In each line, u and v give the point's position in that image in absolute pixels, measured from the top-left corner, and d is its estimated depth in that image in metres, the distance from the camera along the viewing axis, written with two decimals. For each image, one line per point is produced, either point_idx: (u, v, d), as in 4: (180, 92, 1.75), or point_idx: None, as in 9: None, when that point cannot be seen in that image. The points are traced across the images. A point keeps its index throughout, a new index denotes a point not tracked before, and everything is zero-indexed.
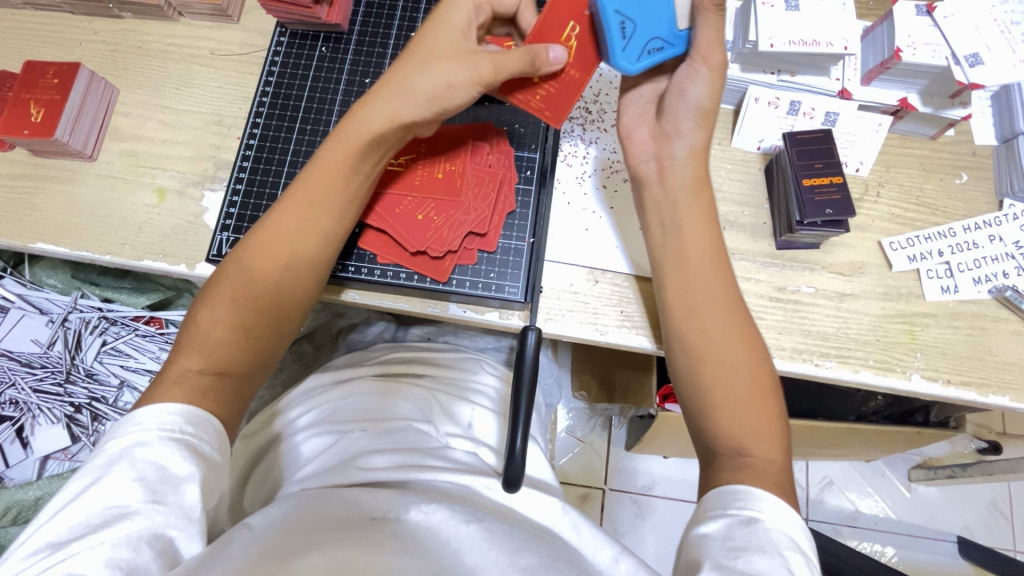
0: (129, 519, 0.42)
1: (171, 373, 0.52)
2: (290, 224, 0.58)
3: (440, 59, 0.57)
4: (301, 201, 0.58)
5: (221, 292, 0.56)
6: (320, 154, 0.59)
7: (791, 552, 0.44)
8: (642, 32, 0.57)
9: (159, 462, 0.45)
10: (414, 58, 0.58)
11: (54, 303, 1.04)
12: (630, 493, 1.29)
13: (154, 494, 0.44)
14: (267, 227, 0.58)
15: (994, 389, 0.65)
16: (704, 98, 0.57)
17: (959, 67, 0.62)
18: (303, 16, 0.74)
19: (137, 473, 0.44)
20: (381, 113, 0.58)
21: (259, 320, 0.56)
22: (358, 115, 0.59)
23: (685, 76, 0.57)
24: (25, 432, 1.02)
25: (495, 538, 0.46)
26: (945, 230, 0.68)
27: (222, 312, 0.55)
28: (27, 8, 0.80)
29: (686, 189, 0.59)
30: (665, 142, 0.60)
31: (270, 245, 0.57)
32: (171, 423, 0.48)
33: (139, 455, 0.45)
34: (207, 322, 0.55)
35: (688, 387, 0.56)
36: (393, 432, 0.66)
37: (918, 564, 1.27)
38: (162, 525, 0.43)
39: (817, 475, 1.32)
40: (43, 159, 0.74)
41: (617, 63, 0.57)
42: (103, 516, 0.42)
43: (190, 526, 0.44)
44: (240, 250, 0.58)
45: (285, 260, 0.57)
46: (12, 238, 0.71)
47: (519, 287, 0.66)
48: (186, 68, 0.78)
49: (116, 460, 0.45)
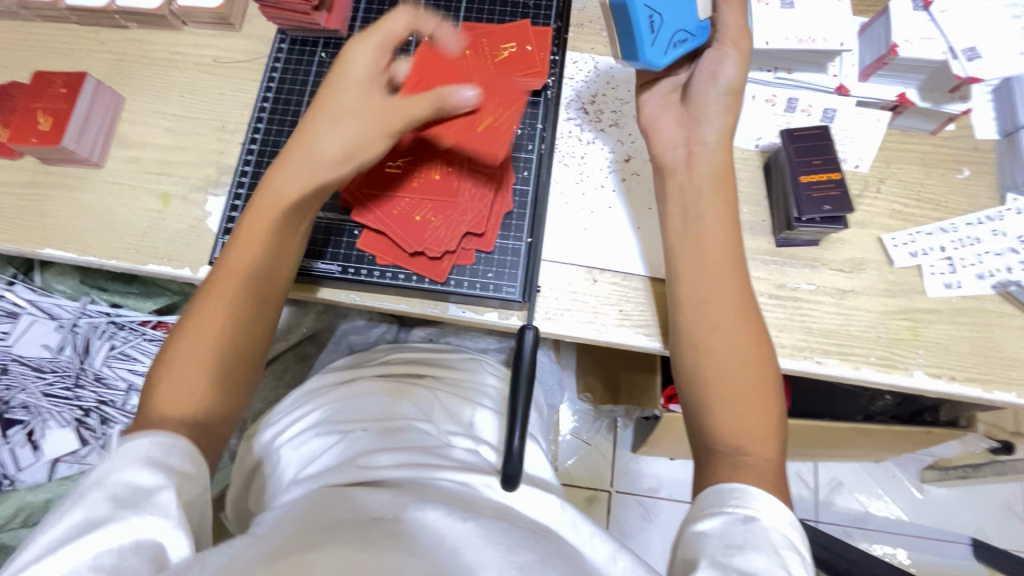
0: (102, 530, 0.39)
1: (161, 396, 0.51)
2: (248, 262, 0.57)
3: (357, 105, 0.60)
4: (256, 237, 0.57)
5: (206, 309, 0.54)
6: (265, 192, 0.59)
7: (787, 551, 0.44)
8: (668, 25, 0.58)
9: (125, 476, 0.43)
10: (350, 87, 0.60)
11: (63, 308, 1.05)
12: (637, 495, 1.29)
13: (125, 503, 0.41)
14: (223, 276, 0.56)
15: (999, 385, 0.64)
16: (735, 79, 0.60)
17: (957, 60, 0.62)
18: (302, 22, 0.75)
19: (106, 489, 0.42)
20: (334, 136, 0.59)
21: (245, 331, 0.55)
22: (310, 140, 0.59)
23: (714, 59, 0.60)
24: (35, 435, 1.04)
25: (491, 535, 0.47)
26: (947, 226, 0.68)
27: (207, 330, 0.53)
28: (37, 20, 0.82)
29: (712, 176, 0.59)
30: (692, 127, 0.60)
31: (244, 259, 0.56)
32: (135, 444, 0.46)
33: (107, 472, 0.43)
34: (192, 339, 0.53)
35: (688, 382, 0.56)
36: (397, 432, 0.66)
37: (931, 566, 1.25)
38: (142, 530, 0.40)
39: (825, 476, 1.31)
40: (51, 167, 0.76)
41: (647, 58, 0.59)
42: (74, 533, 0.39)
43: (173, 522, 0.41)
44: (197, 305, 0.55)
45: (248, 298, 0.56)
46: (21, 244, 0.73)
47: (517, 287, 0.67)
48: (190, 75, 0.79)
49: (83, 488, 0.43)
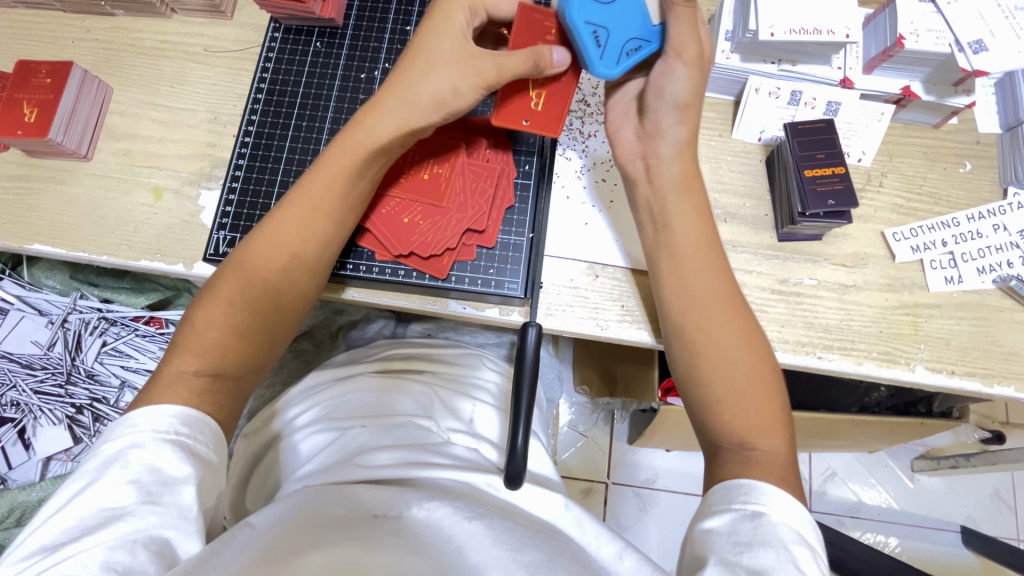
0: (124, 521, 0.42)
1: (165, 374, 0.52)
2: (260, 251, 0.57)
3: (446, 66, 0.57)
4: (280, 229, 0.57)
5: (221, 293, 0.55)
6: (301, 185, 0.59)
7: (797, 545, 0.43)
8: (615, 36, 0.56)
9: (155, 465, 0.45)
10: (416, 61, 0.59)
11: (53, 303, 1.04)
12: (634, 487, 1.29)
13: (149, 496, 0.43)
14: (237, 268, 0.57)
15: (998, 379, 0.64)
16: (684, 93, 0.57)
17: (962, 53, 0.61)
18: (296, 11, 0.73)
19: (131, 475, 0.44)
20: (389, 119, 0.58)
21: (262, 317, 0.56)
22: (363, 123, 0.59)
23: (662, 73, 0.57)
24: (27, 433, 1.02)
25: (497, 535, 0.46)
26: (949, 220, 0.67)
27: (218, 314, 0.55)
28: (19, 6, 0.79)
29: (675, 188, 0.58)
30: (648, 142, 0.60)
31: (255, 258, 0.57)
32: (166, 426, 0.47)
33: (134, 457, 0.45)
34: (204, 324, 0.54)
35: (689, 382, 0.55)
36: (395, 428, 0.66)
37: (921, 554, 1.27)
38: (157, 526, 0.42)
39: (820, 467, 1.32)
40: (38, 160, 0.74)
41: (597, 72, 0.57)
42: (97, 519, 0.42)
43: (186, 525, 0.44)
44: (210, 298, 0.55)
45: (255, 291, 0.56)
46: (9, 240, 0.71)
47: (519, 282, 0.66)
48: (180, 65, 0.77)
49: (110, 464, 0.45)
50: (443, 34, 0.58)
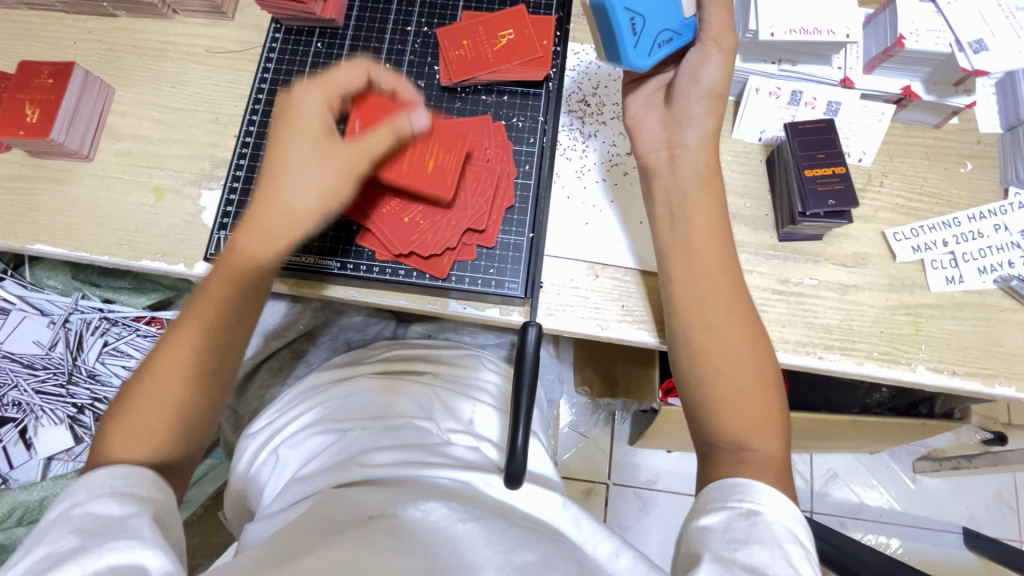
0: (74, 560, 0.38)
1: (135, 404, 0.51)
2: (161, 393, 0.52)
3: (307, 165, 0.57)
4: (174, 364, 0.53)
5: (125, 424, 0.51)
6: (188, 317, 0.55)
7: (792, 544, 0.43)
8: (651, 27, 0.56)
9: (93, 511, 0.42)
10: (270, 177, 0.57)
11: (55, 304, 1.04)
12: (634, 487, 1.29)
13: (95, 533, 0.40)
14: (135, 404, 0.51)
15: (999, 379, 0.64)
16: (718, 82, 0.58)
17: (962, 53, 0.61)
18: (297, 11, 0.73)
19: (68, 527, 0.41)
20: (270, 228, 0.57)
21: (201, 387, 0.53)
22: (233, 260, 0.56)
23: (697, 60, 0.58)
24: (28, 433, 1.03)
25: (493, 536, 0.46)
26: (949, 221, 0.67)
27: (131, 440, 0.50)
28: (21, 7, 0.79)
29: (698, 180, 0.59)
30: (675, 129, 0.60)
31: (153, 395, 0.52)
32: (94, 484, 0.45)
33: (69, 513, 0.42)
34: (114, 451, 0.49)
35: (688, 382, 0.55)
36: (395, 430, 0.66)
37: (923, 556, 1.26)
38: (112, 554, 0.39)
39: (821, 468, 1.32)
40: (40, 160, 0.74)
41: (630, 61, 0.56)
42: (43, 571, 0.38)
43: (150, 546, 0.40)
44: (113, 437, 0.50)
45: (168, 408, 0.52)
46: (11, 240, 0.71)
47: (519, 282, 0.66)
48: (182, 66, 0.77)
49: (44, 529, 0.42)
50: (306, 107, 0.59)
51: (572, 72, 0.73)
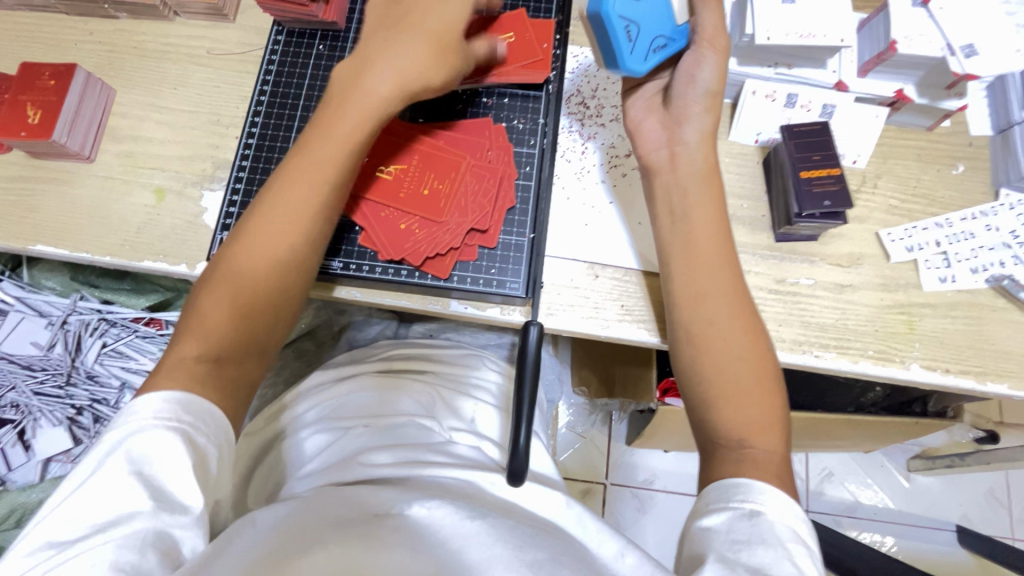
0: (130, 518, 0.42)
1: (227, 270, 0.56)
2: (256, 253, 0.57)
3: (399, 53, 0.60)
4: (270, 231, 0.57)
5: (218, 289, 0.55)
6: (286, 178, 0.59)
7: (794, 543, 0.44)
8: (646, 33, 0.57)
9: (154, 455, 0.45)
10: (367, 69, 0.60)
11: (53, 305, 1.04)
12: (631, 487, 1.30)
13: (153, 491, 0.44)
14: (235, 253, 0.57)
15: (991, 377, 0.65)
16: (713, 82, 0.59)
17: (954, 57, 0.63)
18: (299, 14, 0.74)
19: (132, 466, 0.44)
20: (357, 110, 0.60)
21: (292, 266, 0.57)
22: (356, 84, 0.60)
23: (693, 61, 0.59)
24: (26, 434, 1.02)
25: (500, 533, 0.46)
26: (942, 221, 0.68)
27: (220, 300, 0.55)
28: (21, 9, 0.80)
29: (697, 176, 0.60)
30: (674, 128, 0.61)
31: (244, 263, 0.56)
32: (166, 412, 0.48)
33: (133, 446, 0.45)
34: (205, 309, 0.55)
35: (689, 379, 0.56)
36: (395, 428, 0.66)
37: (917, 553, 1.28)
38: (163, 522, 0.43)
39: (816, 467, 1.33)
40: (41, 161, 0.74)
41: (627, 67, 0.57)
42: (105, 517, 0.42)
43: (194, 520, 0.44)
44: (205, 290, 0.56)
45: (255, 280, 0.56)
46: (12, 241, 0.71)
47: (520, 282, 0.67)
48: (183, 68, 0.77)
49: (111, 452, 0.45)
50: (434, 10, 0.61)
51: (571, 75, 0.74)
